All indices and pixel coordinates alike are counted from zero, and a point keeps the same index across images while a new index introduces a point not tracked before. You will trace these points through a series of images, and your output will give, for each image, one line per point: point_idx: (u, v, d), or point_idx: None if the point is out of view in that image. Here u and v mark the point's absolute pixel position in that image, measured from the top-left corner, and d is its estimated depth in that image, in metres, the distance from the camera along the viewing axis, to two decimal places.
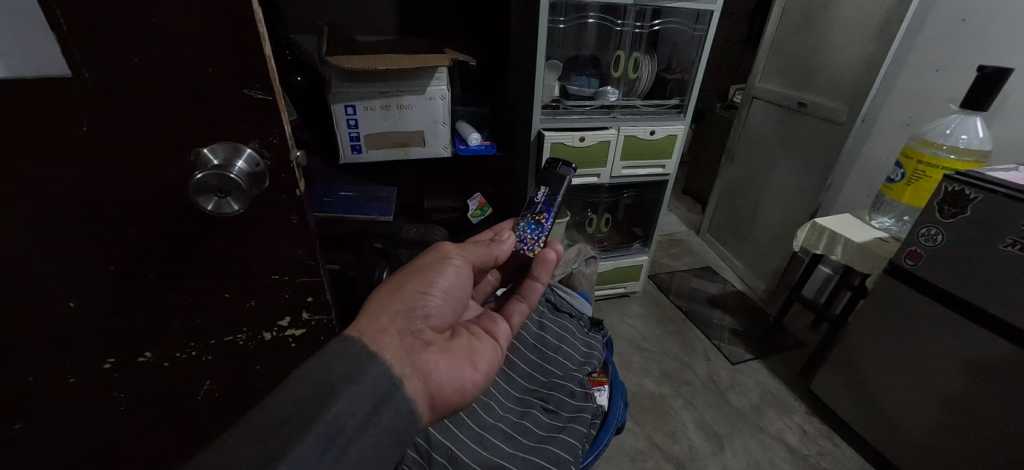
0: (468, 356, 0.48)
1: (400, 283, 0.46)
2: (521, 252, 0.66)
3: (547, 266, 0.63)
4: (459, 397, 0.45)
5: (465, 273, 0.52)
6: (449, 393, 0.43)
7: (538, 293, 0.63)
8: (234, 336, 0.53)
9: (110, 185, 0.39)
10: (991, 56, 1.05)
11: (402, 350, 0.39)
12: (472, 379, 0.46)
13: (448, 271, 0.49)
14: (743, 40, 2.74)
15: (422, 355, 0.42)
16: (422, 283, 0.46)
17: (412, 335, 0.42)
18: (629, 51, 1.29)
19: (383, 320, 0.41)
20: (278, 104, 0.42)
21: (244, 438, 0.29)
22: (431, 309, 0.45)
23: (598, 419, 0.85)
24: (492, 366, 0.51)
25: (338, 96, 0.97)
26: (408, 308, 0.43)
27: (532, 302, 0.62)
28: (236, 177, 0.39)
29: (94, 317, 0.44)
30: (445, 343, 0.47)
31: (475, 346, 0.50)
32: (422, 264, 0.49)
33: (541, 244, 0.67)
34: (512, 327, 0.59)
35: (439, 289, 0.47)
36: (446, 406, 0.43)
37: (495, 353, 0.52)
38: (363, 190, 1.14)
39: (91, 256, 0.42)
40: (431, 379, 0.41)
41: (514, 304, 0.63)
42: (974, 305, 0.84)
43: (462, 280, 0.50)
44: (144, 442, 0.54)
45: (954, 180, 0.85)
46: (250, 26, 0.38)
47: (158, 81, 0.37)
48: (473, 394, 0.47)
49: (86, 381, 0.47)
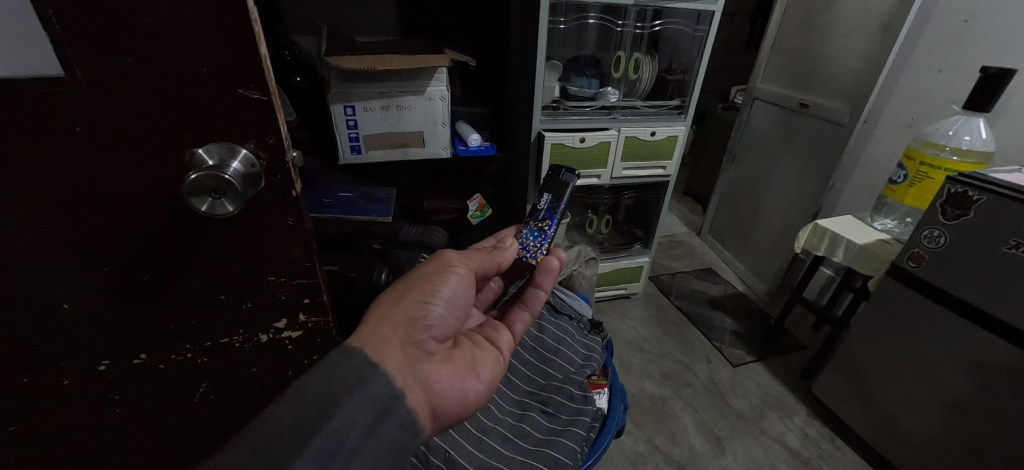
0: (470, 366, 0.47)
1: (402, 292, 0.45)
2: (523, 259, 0.65)
3: (549, 274, 0.62)
4: (461, 407, 0.44)
5: (469, 282, 0.51)
6: (451, 403, 0.43)
7: (542, 301, 0.62)
8: (230, 339, 0.52)
9: (106, 186, 0.39)
10: (993, 57, 1.05)
11: (403, 361, 0.39)
12: (475, 389, 0.46)
13: (450, 279, 0.49)
14: (744, 40, 2.73)
15: (424, 366, 0.41)
16: (424, 292, 0.46)
17: (413, 346, 0.41)
18: (629, 52, 1.27)
19: (384, 330, 0.40)
20: (273, 105, 0.41)
21: (243, 452, 0.29)
22: (433, 319, 0.45)
23: (597, 422, 0.83)
24: (494, 376, 0.50)
25: (337, 97, 0.97)
26: (409, 318, 0.43)
27: (536, 310, 0.62)
28: (231, 178, 0.39)
29: (88, 318, 0.44)
30: (447, 353, 0.46)
31: (477, 355, 0.50)
32: (424, 271, 0.49)
33: (544, 251, 0.66)
34: (516, 335, 0.59)
35: (441, 298, 0.47)
36: (448, 416, 0.42)
37: (498, 363, 0.52)
38: (362, 190, 1.14)
39: (85, 258, 0.41)
40: (434, 390, 0.41)
41: (518, 313, 0.62)
42: (979, 309, 0.83)
43: (465, 289, 0.50)
44: (139, 444, 0.53)
45: (956, 181, 0.85)
46: (245, 26, 0.37)
47: (151, 80, 0.37)
48: (475, 403, 0.46)
49: (81, 382, 0.47)
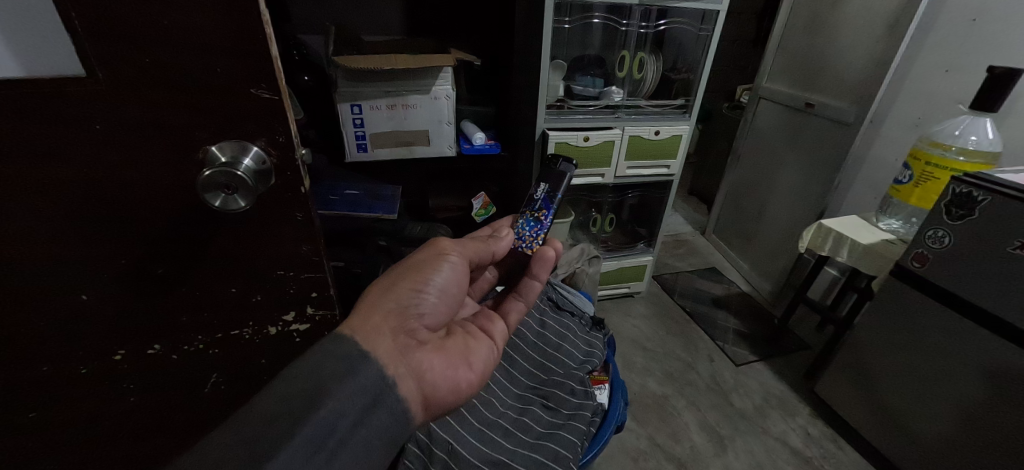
0: (463, 356, 0.49)
1: (394, 280, 0.46)
2: (519, 249, 0.66)
3: (546, 264, 0.63)
4: (453, 396, 0.46)
5: (462, 270, 0.52)
6: (443, 392, 0.44)
7: (537, 291, 0.63)
8: (239, 330, 0.54)
9: (125, 183, 0.41)
10: (1001, 57, 1.04)
11: (394, 349, 0.40)
12: (467, 379, 0.47)
13: (444, 268, 0.50)
14: (750, 40, 2.72)
15: (415, 354, 0.42)
16: (417, 280, 0.47)
17: (405, 335, 0.43)
18: (634, 50, 1.27)
19: (376, 319, 0.41)
20: (283, 104, 0.43)
21: (234, 435, 0.30)
22: (425, 307, 0.46)
23: (598, 416, 0.85)
24: (487, 366, 0.52)
25: (344, 96, 0.98)
26: (401, 306, 0.44)
27: (531, 301, 0.63)
28: (243, 175, 0.41)
29: (103, 309, 0.46)
30: (439, 342, 0.47)
31: (470, 345, 0.51)
32: (418, 259, 0.50)
33: (540, 241, 0.67)
34: (510, 326, 0.60)
35: (434, 287, 0.48)
36: (440, 405, 0.44)
37: (491, 352, 0.53)
38: (369, 188, 1.17)
39: (103, 251, 0.43)
40: (425, 379, 0.42)
41: (513, 303, 0.63)
42: (983, 309, 0.83)
43: (459, 277, 0.51)
44: (151, 432, 0.55)
45: (962, 181, 0.85)
46: (257, 28, 0.39)
47: (169, 81, 0.38)
48: (467, 393, 0.48)
49: (97, 371, 0.49)
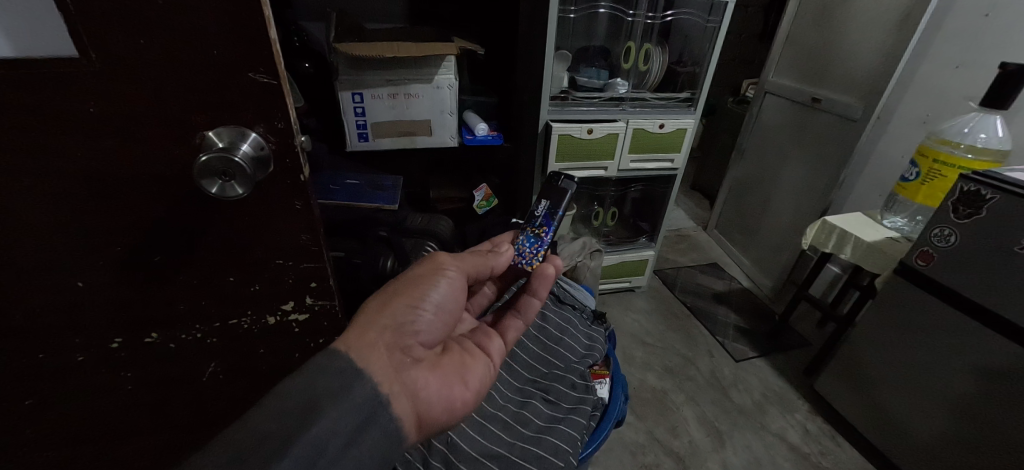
0: (459, 372, 0.48)
1: (391, 295, 0.46)
2: (518, 266, 0.65)
3: (546, 280, 0.61)
4: (448, 414, 0.45)
5: (460, 286, 0.52)
6: (437, 411, 0.43)
7: (536, 308, 0.61)
8: (238, 319, 0.53)
9: (120, 166, 0.40)
10: (1013, 52, 1.02)
11: (389, 367, 0.39)
12: (462, 397, 0.47)
13: (442, 282, 0.49)
14: (757, 34, 2.69)
15: (410, 372, 0.42)
16: (414, 296, 0.46)
17: (400, 352, 0.42)
18: (640, 41, 1.25)
19: (371, 335, 0.40)
20: (282, 89, 0.41)
21: (223, 453, 0.29)
22: (422, 324, 0.45)
23: (598, 411, 0.84)
24: (483, 383, 0.51)
25: (345, 83, 0.97)
26: (398, 323, 0.43)
27: (529, 319, 0.62)
28: (240, 161, 0.40)
29: (100, 294, 0.45)
30: (435, 359, 0.47)
31: (467, 362, 0.50)
32: (416, 275, 0.49)
33: (540, 258, 0.65)
34: (508, 343, 0.59)
35: (431, 303, 0.47)
36: (435, 424, 0.43)
37: (488, 370, 0.53)
38: (368, 178, 1.16)
39: (100, 237, 0.42)
40: (420, 397, 0.41)
41: (512, 320, 0.62)
42: (992, 311, 0.82)
43: (456, 293, 0.50)
44: (148, 420, 0.55)
45: (969, 179, 0.83)
46: (253, 10, 0.37)
47: (164, 62, 0.37)
48: (463, 411, 0.47)
49: (94, 358, 0.48)
